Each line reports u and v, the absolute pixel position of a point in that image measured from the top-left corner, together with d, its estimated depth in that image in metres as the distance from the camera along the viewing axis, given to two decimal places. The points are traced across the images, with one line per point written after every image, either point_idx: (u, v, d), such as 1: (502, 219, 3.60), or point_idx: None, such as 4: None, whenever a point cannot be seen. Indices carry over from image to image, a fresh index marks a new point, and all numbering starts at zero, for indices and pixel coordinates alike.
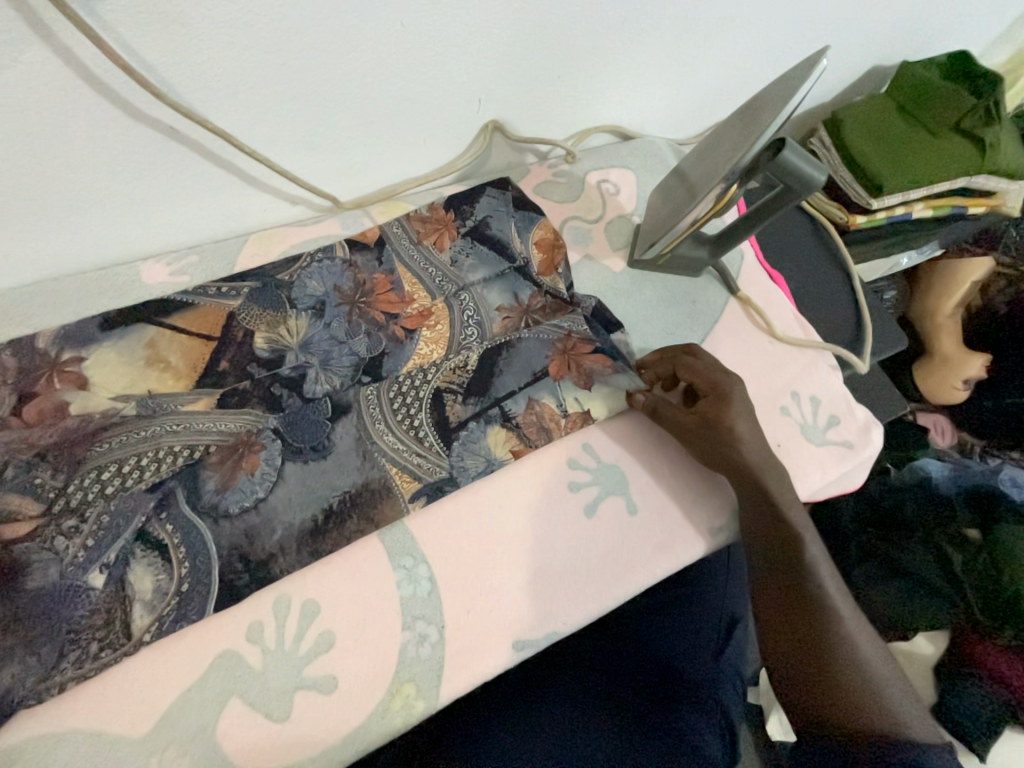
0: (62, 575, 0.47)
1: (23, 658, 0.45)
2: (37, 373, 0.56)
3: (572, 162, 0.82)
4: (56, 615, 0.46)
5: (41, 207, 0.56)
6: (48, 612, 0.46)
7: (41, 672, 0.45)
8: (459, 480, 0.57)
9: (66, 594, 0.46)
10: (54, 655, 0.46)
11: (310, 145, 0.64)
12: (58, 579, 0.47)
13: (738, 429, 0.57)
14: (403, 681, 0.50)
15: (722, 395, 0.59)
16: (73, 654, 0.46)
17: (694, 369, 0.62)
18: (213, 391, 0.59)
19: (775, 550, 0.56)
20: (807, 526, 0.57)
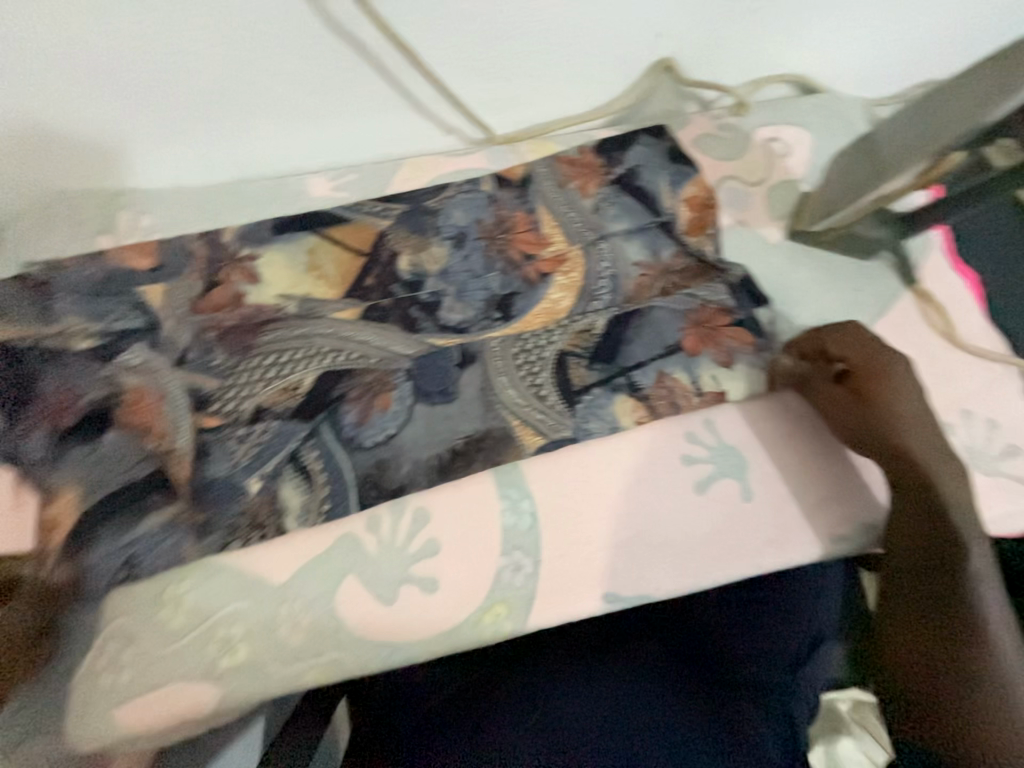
0: (232, 474, 0.55)
1: (200, 535, 0.53)
2: (220, 264, 0.64)
3: (740, 116, 0.74)
4: (226, 505, 0.54)
5: (241, 112, 0.63)
6: (218, 503, 0.54)
7: (210, 550, 0.53)
8: (582, 440, 0.57)
9: (233, 490, 0.54)
10: (219, 542, 0.53)
11: (478, 70, 0.63)
12: (229, 475, 0.55)
13: (896, 408, 0.51)
14: (496, 601, 0.52)
15: (883, 368, 0.53)
16: (234, 544, 0.53)
17: (845, 339, 0.56)
18: (359, 303, 0.63)
19: (924, 557, 0.49)
20: (979, 534, 0.47)
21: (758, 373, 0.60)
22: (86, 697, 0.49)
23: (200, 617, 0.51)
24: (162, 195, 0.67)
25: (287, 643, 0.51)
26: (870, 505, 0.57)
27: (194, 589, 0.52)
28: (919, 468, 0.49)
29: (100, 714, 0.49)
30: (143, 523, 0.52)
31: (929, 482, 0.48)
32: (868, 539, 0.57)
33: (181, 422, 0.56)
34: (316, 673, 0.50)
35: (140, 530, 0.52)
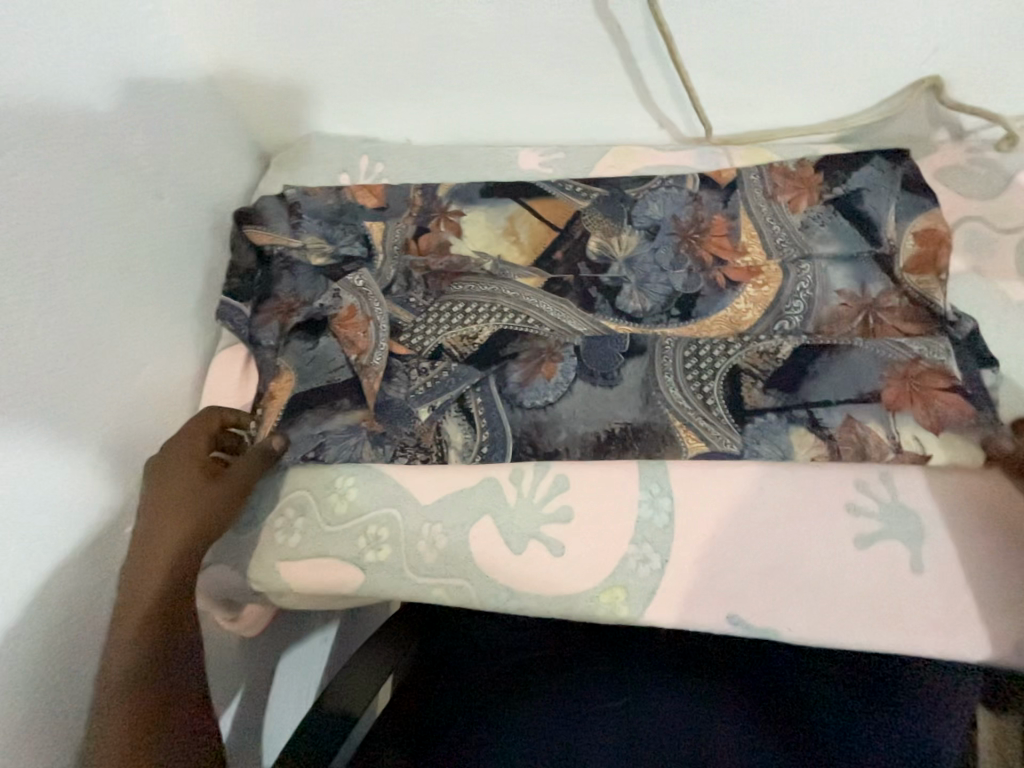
0: (408, 400, 0.61)
1: (374, 443, 0.60)
2: (431, 214, 0.71)
3: (1003, 151, 0.65)
4: (400, 423, 0.61)
5: (484, 81, 0.69)
6: (393, 422, 0.61)
7: (382, 457, 0.60)
8: (746, 460, 0.55)
9: (405, 413, 0.61)
10: (390, 453, 0.60)
11: (718, 68, 0.64)
12: (404, 399, 0.61)
13: None
14: (616, 584, 0.54)
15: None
16: (401, 458, 0.60)
17: None
18: (543, 273, 0.67)
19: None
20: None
21: (970, 445, 0.53)
22: (262, 548, 0.59)
23: (358, 511, 0.59)
24: (394, 145, 0.77)
25: (424, 557, 0.57)
26: None
27: (359, 486, 0.60)
28: None
29: (269, 564, 0.59)
30: (332, 421, 0.61)
31: None
32: None
33: (379, 343, 0.63)
34: (442, 591, 0.56)
35: (331, 426, 0.61)
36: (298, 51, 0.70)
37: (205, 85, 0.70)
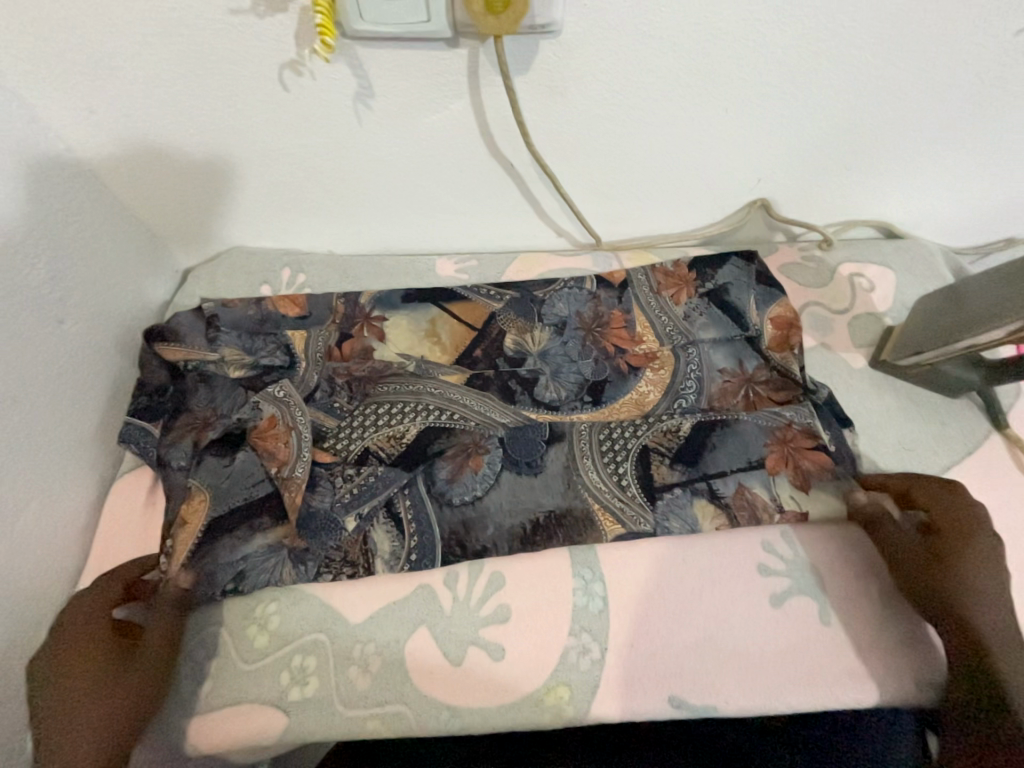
0: (333, 509, 0.60)
1: (295, 562, 0.58)
2: (355, 321, 0.74)
3: (825, 251, 0.82)
4: (323, 537, 0.59)
5: (398, 205, 0.75)
6: (317, 536, 0.58)
7: (304, 577, 0.57)
8: (661, 535, 0.59)
9: (330, 524, 0.59)
10: (313, 570, 0.58)
11: (600, 192, 0.73)
12: (329, 510, 0.60)
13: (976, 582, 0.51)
14: (559, 682, 0.53)
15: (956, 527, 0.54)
16: (326, 575, 0.58)
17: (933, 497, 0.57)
18: (466, 370, 0.71)
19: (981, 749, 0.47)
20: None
21: (836, 497, 0.61)
22: (167, 703, 0.52)
23: (281, 641, 0.55)
24: (317, 258, 0.81)
25: (356, 685, 0.53)
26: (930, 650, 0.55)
27: (281, 612, 0.56)
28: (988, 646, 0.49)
29: (174, 722, 0.52)
30: (250, 544, 0.57)
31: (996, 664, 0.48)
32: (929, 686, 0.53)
33: (301, 454, 0.62)
34: (378, 721, 0.52)
35: (249, 548, 0.57)
36: (202, 179, 0.70)
37: (114, 213, 0.70)
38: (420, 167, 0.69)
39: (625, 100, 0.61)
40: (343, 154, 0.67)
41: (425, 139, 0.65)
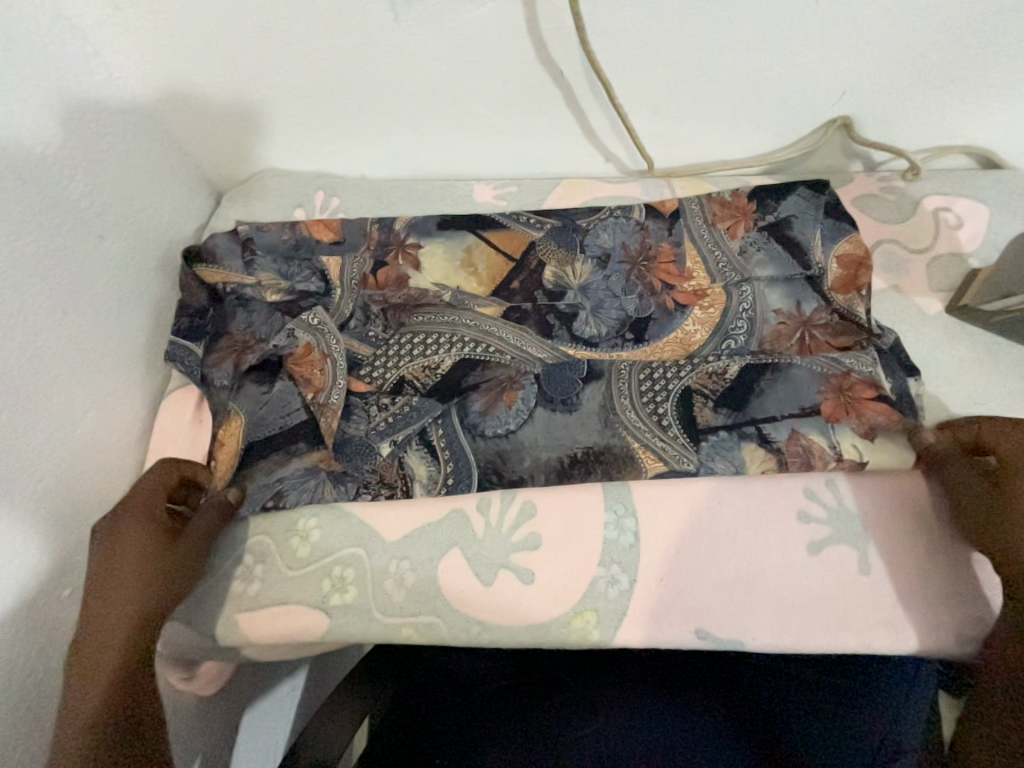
0: (370, 434, 0.61)
1: (334, 483, 0.59)
2: (389, 248, 0.72)
3: (910, 180, 0.72)
4: (359, 461, 0.60)
5: (435, 121, 0.70)
6: (354, 459, 0.61)
7: (343, 497, 0.59)
8: (703, 476, 0.57)
9: (367, 449, 0.61)
10: (352, 491, 0.59)
11: (657, 107, 0.66)
12: (365, 436, 0.61)
13: None
14: (587, 608, 0.54)
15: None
16: (364, 496, 0.59)
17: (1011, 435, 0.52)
18: (503, 302, 0.68)
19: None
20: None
21: (900, 448, 0.58)
22: (221, 600, 0.57)
23: (322, 553, 0.57)
24: (350, 181, 0.77)
25: (391, 596, 0.56)
26: (976, 596, 0.53)
27: (321, 528, 0.58)
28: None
29: (228, 616, 0.56)
30: (289, 465, 0.60)
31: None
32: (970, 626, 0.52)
33: (336, 381, 0.63)
34: (413, 629, 0.55)
35: (291, 467, 0.60)
36: (232, 85, 0.67)
37: (148, 126, 0.69)
38: (460, 74, 0.63)
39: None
40: (378, 57, 0.62)
41: (465, 38, 0.59)
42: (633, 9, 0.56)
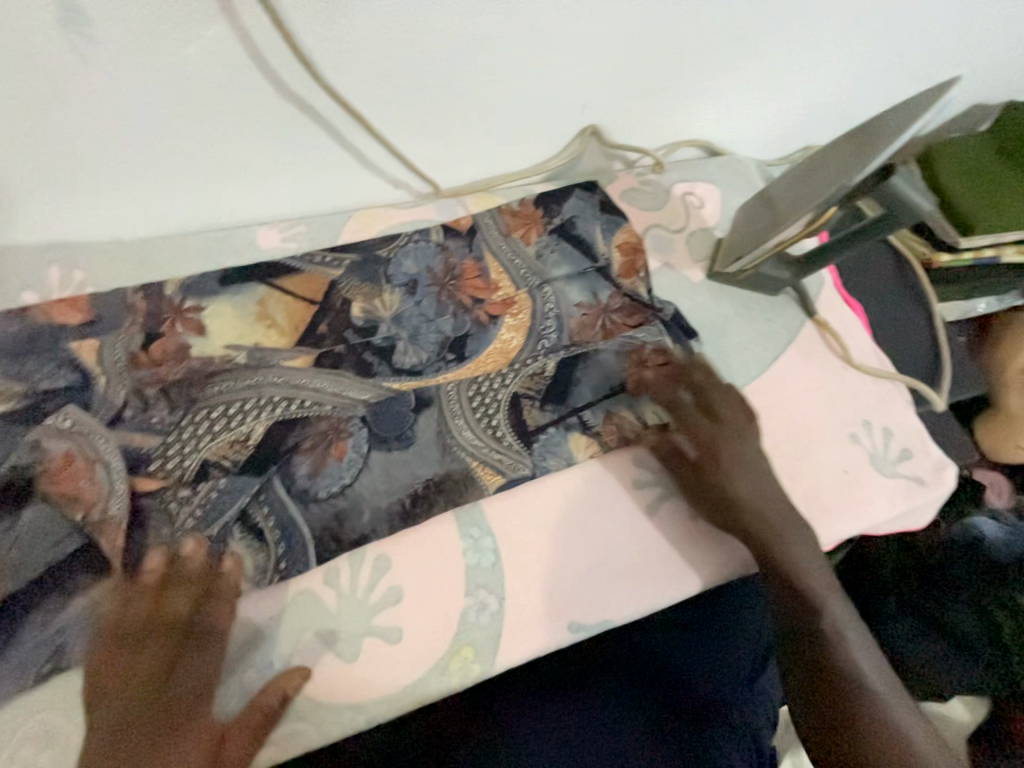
0: (175, 538, 0.51)
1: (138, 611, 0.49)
2: (162, 317, 0.62)
3: (659, 173, 0.84)
4: (165, 574, 0.50)
5: (185, 171, 0.62)
6: (160, 573, 0.50)
7: None
8: (540, 477, 0.59)
9: (172, 557, 0.51)
10: None
11: (425, 132, 0.67)
12: (169, 542, 0.51)
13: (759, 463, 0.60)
14: (462, 644, 0.52)
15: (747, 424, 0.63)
16: None
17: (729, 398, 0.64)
18: (312, 351, 0.63)
19: (797, 612, 0.57)
20: (829, 588, 0.58)
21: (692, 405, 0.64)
22: None
23: None
24: (94, 248, 0.65)
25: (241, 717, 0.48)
26: None
27: None
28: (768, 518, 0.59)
29: None
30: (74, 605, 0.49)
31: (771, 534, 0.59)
32: None
33: (115, 488, 0.52)
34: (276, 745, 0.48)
35: (75, 608, 0.49)
36: None
37: None
38: (194, 117, 0.56)
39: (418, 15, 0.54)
40: (72, 105, 0.52)
41: (185, 81, 0.52)
42: (364, 38, 0.54)
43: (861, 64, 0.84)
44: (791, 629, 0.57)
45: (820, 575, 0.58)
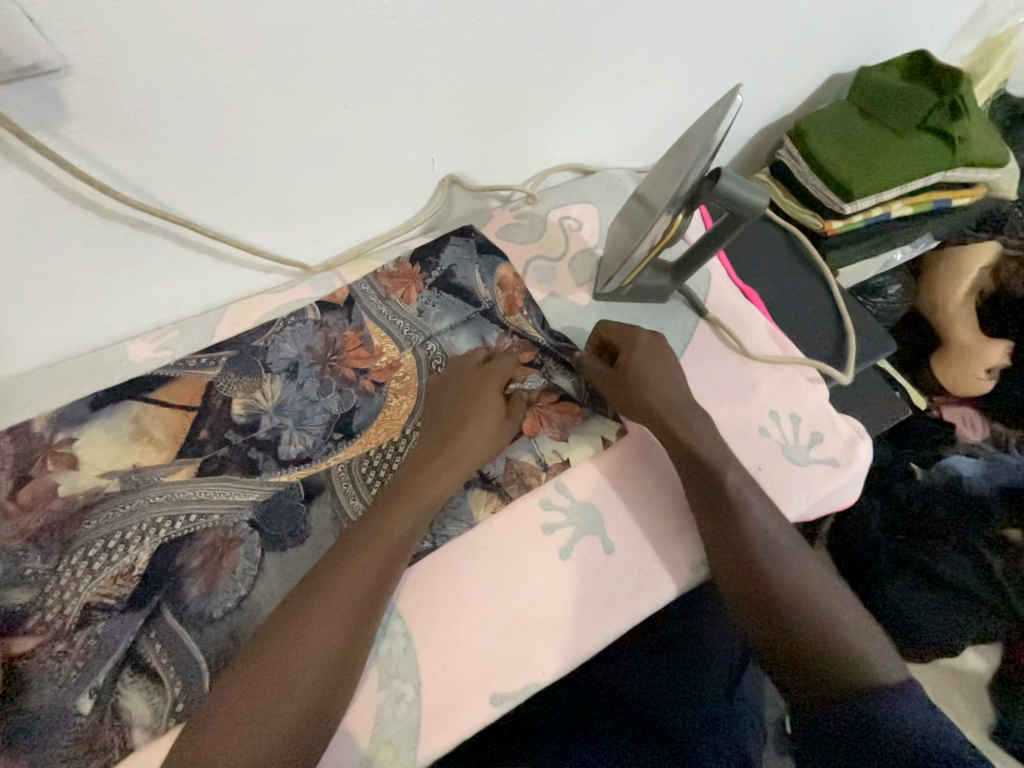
0: (57, 699, 0.48)
1: None
2: (32, 456, 0.59)
3: (533, 204, 0.85)
4: (48, 742, 0.47)
5: (29, 309, 0.60)
6: (41, 744, 0.47)
7: None
8: (444, 546, 0.58)
9: (57, 719, 0.47)
10: None
11: (274, 217, 0.67)
12: (53, 702, 0.48)
13: (643, 371, 0.65)
14: (381, 744, 0.49)
15: (632, 340, 0.68)
16: None
17: (616, 328, 0.70)
18: (193, 460, 0.61)
19: (727, 535, 0.57)
20: (768, 513, 0.59)
21: (588, 436, 0.66)
22: None
23: None
24: None
25: None
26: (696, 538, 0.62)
27: None
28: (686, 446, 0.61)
29: None
30: None
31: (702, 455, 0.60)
32: (695, 561, 0.61)
33: None
34: None
35: None
36: None
37: None
38: (10, 255, 0.54)
39: (226, 118, 0.54)
40: None
41: None
42: (170, 149, 0.54)
43: (701, 64, 0.86)
44: (724, 561, 0.57)
45: (747, 494, 0.59)
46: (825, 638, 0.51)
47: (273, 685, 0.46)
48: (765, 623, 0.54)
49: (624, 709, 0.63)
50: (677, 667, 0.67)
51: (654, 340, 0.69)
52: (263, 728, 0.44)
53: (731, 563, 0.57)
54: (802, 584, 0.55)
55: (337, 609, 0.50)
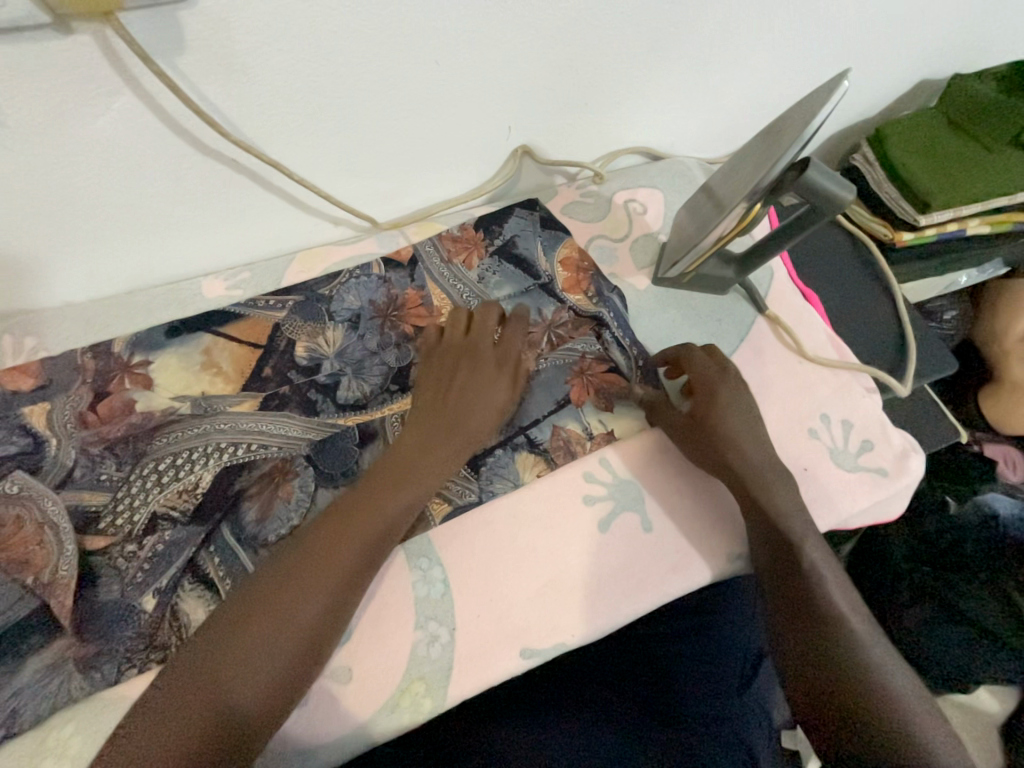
0: (124, 595, 0.52)
1: (85, 672, 0.50)
2: (110, 374, 0.63)
3: (599, 184, 0.84)
4: (114, 632, 0.51)
5: (121, 233, 0.63)
6: (108, 633, 0.51)
7: (103, 682, 0.50)
8: (489, 501, 0.59)
9: (123, 612, 0.51)
10: (113, 673, 0.50)
11: (353, 170, 0.68)
12: (120, 597, 0.52)
13: (728, 429, 0.61)
14: (413, 679, 0.52)
15: (711, 391, 0.63)
16: (130, 671, 0.51)
17: (702, 370, 0.65)
18: (257, 394, 0.64)
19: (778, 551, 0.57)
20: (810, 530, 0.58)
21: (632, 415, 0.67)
22: None
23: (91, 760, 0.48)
24: (47, 313, 0.67)
25: None
26: (731, 531, 0.62)
27: (82, 731, 0.49)
28: (729, 439, 0.61)
29: None
30: (20, 672, 0.48)
31: (741, 452, 0.61)
32: (730, 551, 0.61)
33: (64, 548, 0.51)
34: None
35: (21, 678, 0.48)
36: None
37: None
38: (114, 182, 0.57)
39: (326, 64, 0.56)
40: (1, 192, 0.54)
41: (98, 149, 0.54)
42: (272, 90, 0.55)
43: (791, 56, 0.83)
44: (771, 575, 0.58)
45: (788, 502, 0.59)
46: (855, 656, 0.52)
47: (274, 625, 0.46)
48: (799, 640, 0.54)
49: (631, 689, 0.64)
50: (690, 659, 0.67)
51: (736, 391, 0.64)
52: (263, 667, 0.45)
53: (770, 567, 0.58)
54: (836, 603, 0.55)
55: (344, 555, 0.51)
